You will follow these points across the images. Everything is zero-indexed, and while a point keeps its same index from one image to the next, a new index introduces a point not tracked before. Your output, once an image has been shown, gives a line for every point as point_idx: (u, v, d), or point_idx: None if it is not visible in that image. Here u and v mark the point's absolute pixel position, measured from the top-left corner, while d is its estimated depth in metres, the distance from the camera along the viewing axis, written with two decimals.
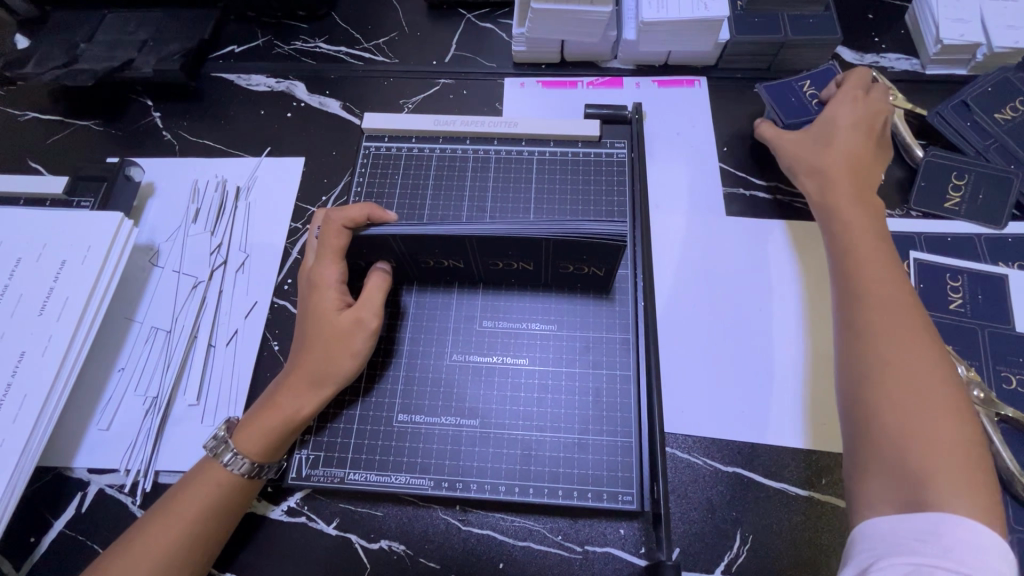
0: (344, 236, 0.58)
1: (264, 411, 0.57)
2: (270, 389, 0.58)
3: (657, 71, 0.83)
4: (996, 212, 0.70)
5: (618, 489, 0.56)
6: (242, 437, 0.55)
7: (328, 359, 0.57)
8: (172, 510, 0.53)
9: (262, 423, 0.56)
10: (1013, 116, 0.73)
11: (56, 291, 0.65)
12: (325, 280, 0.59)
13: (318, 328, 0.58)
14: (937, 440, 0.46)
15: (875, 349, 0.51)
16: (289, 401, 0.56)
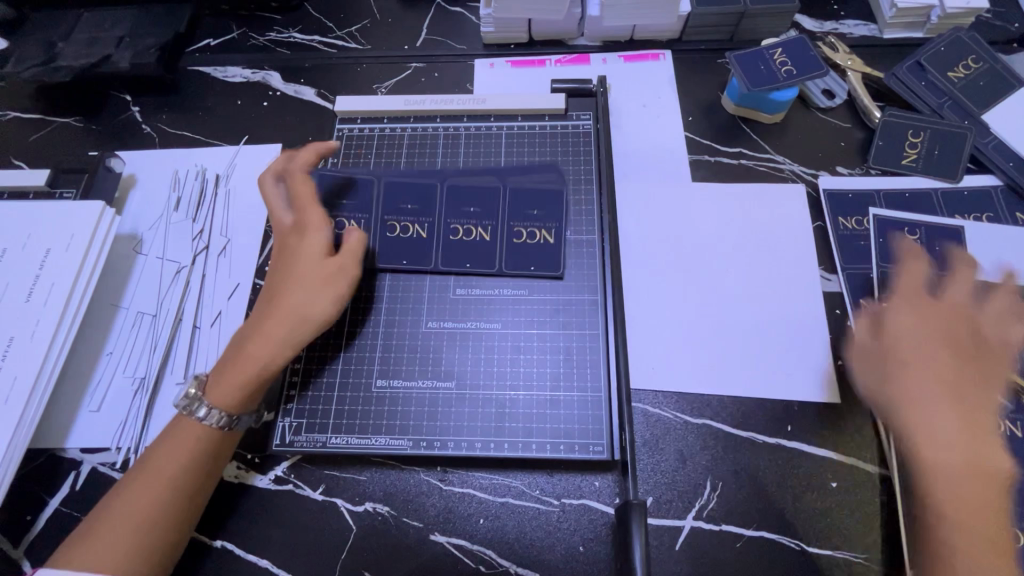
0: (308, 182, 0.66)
1: (233, 363, 0.58)
2: (236, 343, 0.59)
3: (623, 46, 0.85)
4: (951, 166, 0.72)
5: (589, 440, 0.59)
6: (215, 391, 0.57)
7: (305, 300, 0.59)
8: (145, 473, 0.54)
9: (233, 375, 0.57)
10: (965, 74, 0.76)
11: (42, 278, 0.67)
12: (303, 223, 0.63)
13: (298, 271, 0.60)
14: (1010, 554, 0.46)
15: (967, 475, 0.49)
16: (258, 347, 0.57)
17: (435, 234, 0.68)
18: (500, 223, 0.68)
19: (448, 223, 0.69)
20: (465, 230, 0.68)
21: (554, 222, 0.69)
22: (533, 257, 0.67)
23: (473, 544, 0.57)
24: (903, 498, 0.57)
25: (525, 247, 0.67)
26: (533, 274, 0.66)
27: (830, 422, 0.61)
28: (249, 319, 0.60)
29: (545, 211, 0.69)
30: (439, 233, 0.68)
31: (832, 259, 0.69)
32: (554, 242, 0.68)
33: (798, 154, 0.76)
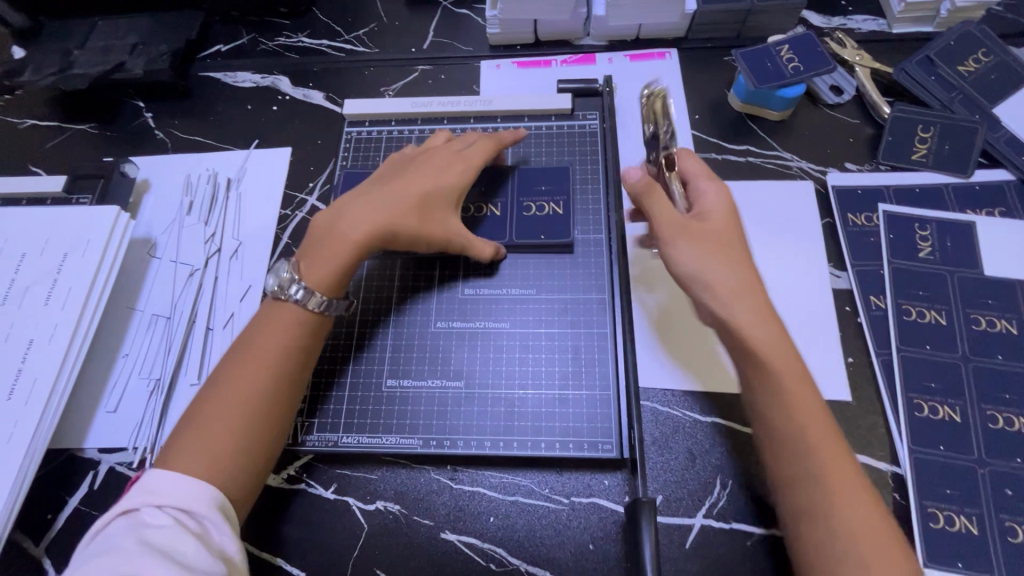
0: (492, 145, 0.69)
1: (332, 231, 0.60)
2: (340, 208, 0.61)
3: (629, 45, 0.85)
4: (962, 160, 0.72)
5: (598, 439, 0.59)
6: (311, 266, 0.58)
7: (409, 220, 0.60)
8: (229, 366, 0.55)
9: (329, 249, 0.59)
10: (976, 68, 0.76)
11: (59, 282, 0.69)
12: (445, 159, 0.66)
13: (429, 193, 0.62)
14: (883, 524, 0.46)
15: (801, 419, 0.49)
16: (353, 229, 0.59)
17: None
18: (509, 199, 0.71)
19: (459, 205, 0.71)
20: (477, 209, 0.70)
21: (562, 197, 0.71)
22: (541, 226, 0.69)
23: (484, 543, 0.57)
24: (915, 495, 0.57)
25: (535, 219, 0.69)
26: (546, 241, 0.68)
27: (840, 419, 0.61)
28: (355, 194, 0.63)
29: (553, 186, 0.71)
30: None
31: (841, 255, 0.69)
32: (564, 212, 0.70)
33: (807, 151, 0.76)
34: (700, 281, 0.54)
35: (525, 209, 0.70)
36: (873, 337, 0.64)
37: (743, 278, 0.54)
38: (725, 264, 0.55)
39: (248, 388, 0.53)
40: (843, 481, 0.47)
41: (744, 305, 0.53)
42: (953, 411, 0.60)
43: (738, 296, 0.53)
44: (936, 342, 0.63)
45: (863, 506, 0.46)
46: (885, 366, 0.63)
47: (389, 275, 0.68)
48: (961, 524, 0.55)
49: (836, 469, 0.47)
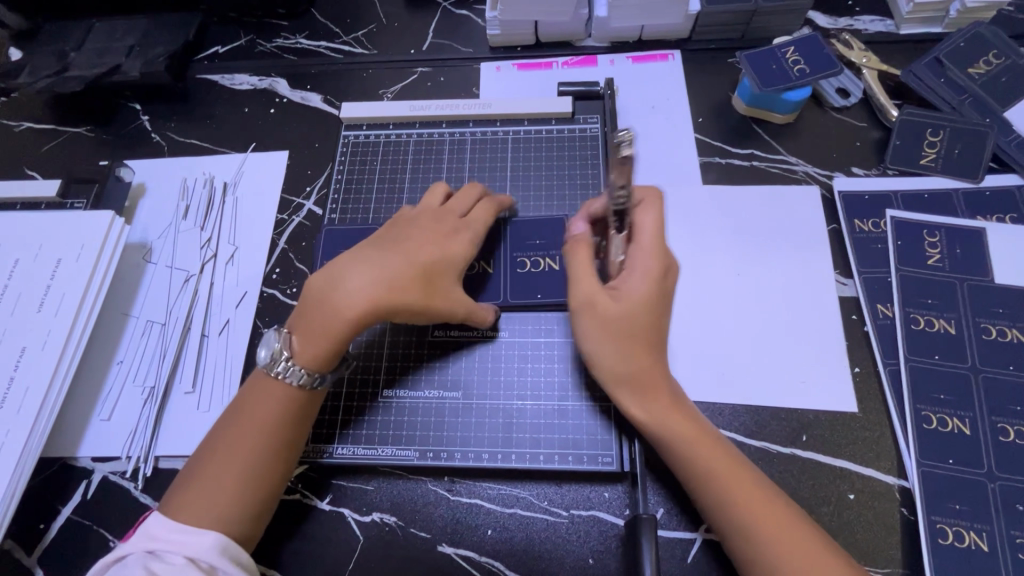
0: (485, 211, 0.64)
1: (325, 308, 0.55)
2: (334, 279, 0.56)
3: (631, 46, 0.83)
4: (972, 164, 0.70)
5: (598, 451, 0.58)
6: (305, 342, 0.54)
7: (408, 293, 0.55)
8: (228, 431, 0.54)
9: (323, 325, 0.54)
10: (987, 70, 0.74)
11: (53, 288, 0.68)
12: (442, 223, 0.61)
13: (425, 260, 0.57)
14: (818, 554, 0.46)
15: (699, 462, 0.51)
16: (349, 305, 0.54)
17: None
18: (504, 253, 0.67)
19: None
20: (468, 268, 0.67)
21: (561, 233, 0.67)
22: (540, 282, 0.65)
23: (482, 556, 0.56)
24: (923, 510, 0.55)
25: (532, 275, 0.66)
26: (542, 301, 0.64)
27: (847, 431, 0.60)
28: (351, 256, 0.57)
29: (547, 238, 0.68)
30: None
31: (848, 262, 0.68)
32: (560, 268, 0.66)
33: (812, 155, 0.74)
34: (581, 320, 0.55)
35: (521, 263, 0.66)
36: (880, 347, 0.63)
37: (641, 312, 0.53)
38: (628, 298, 0.53)
39: (242, 452, 0.52)
40: (756, 510, 0.48)
41: (624, 339, 0.53)
42: (962, 423, 0.58)
43: (615, 334, 0.53)
44: (945, 353, 0.61)
45: (784, 535, 0.47)
46: (892, 376, 0.61)
47: (379, 342, 0.64)
48: (970, 541, 0.53)
49: (750, 509, 0.48)
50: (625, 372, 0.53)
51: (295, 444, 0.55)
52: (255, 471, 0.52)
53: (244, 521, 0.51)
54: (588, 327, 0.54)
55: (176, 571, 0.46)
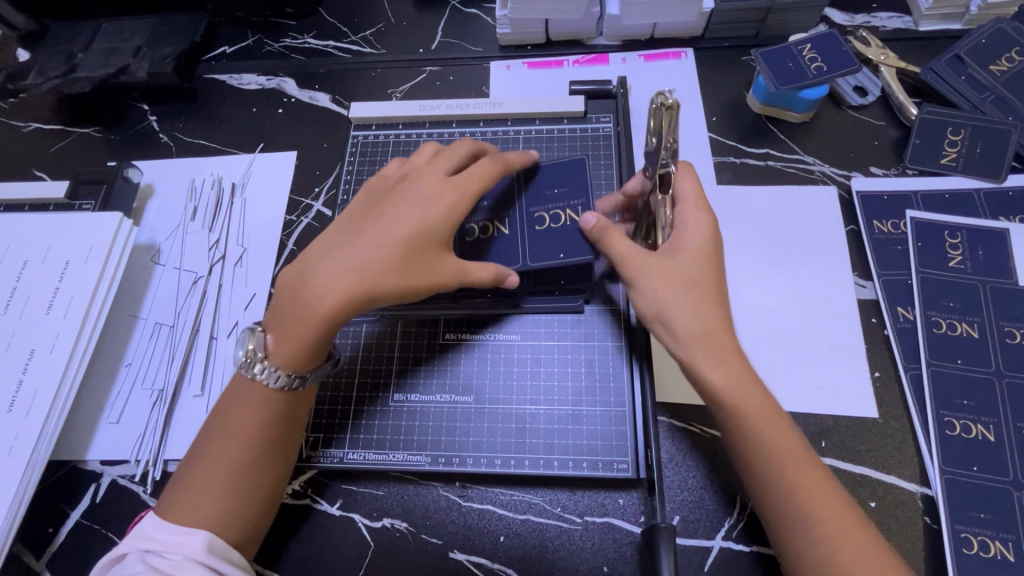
0: (487, 173, 0.59)
1: (299, 304, 0.53)
2: (309, 275, 0.54)
3: (643, 45, 0.82)
4: (994, 164, 0.68)
5: (613, 457, 0.57)
6: (278, 341, 0.53)
7: (387, 276, 0.53)
8: (213, 434, 0.52)
9: (296, 324, 0.52)
10: (1009, 67, 0.72)
11: (61, 290, 0.67)
12: (431, 196, 0.57)
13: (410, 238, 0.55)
14: (858, 531, 0.46)
15: (765, 432, 0.48)
16: (322, 300, 0.52)
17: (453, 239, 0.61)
18: (519, 213, 0.62)
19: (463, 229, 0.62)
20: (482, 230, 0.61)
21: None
22: (562, 240, 0.59)
23: (495, 563, 0.55)
24: (947, 519, 0.54)
25: (552, 233, 0.60)
26: (565, 260, 0.58)
27: (867, 437, 0.59)
28: (319, 249, 0.55)
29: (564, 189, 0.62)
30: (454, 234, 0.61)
31: (867, 264, 0.66)
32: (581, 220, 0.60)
33: (829, 155, 0.73)
34: (639, 285, 0.53)
35: (539, 221, 0.61)
36: (901, 352, 0.61)
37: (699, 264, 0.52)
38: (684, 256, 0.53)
39: (230, 461, 0.51)
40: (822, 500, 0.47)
41: (690, 295, 0.51)
42: (986, 430, 0.57)
43: (682, 292, 0.51)
44: (969, 357, 0.60)
45: (830, 501, 0.47)
46: (913, 382, 0.60)
47: (389, 340, 0.64)
48: (996, 550, 0.52)
49: (800, 471, 0.48)
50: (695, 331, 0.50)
51: (286, 449, 0.54)
52: (246, 479, 0.51)
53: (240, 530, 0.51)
54: (648, 293, 0.52)
55: (173, 568, 0.45)
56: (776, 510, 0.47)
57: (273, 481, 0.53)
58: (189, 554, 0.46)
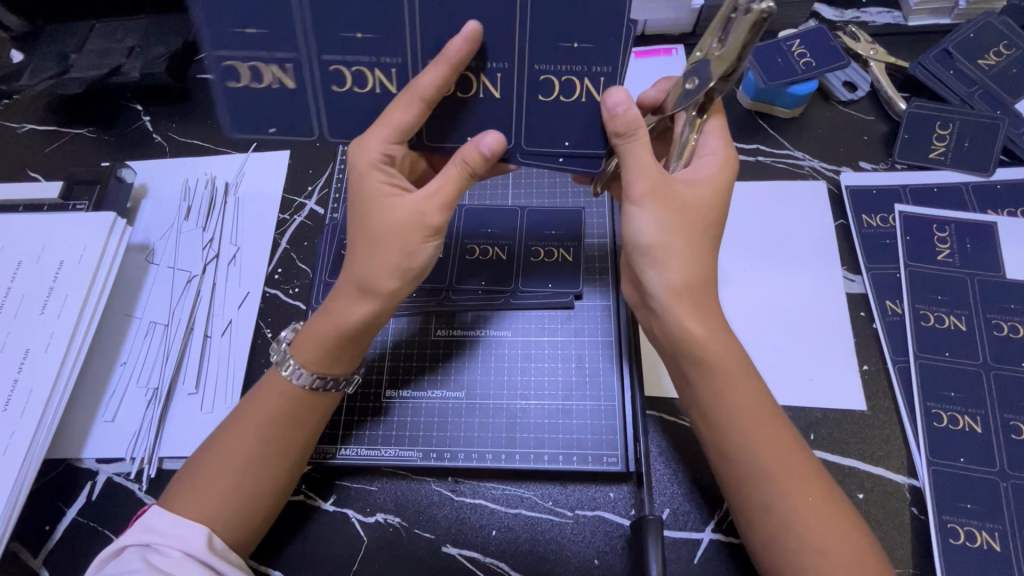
0: (462, 179, 0.53)
1: (353, 347, 0.55)
2: (350, 328, 0.54)
3: (634, 42, 0.83)
4: (981, 158, 0.69)
5: (603, 451, 0.58)
6: (308, 343, 0.55)
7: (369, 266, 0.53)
8: (224, 434, 0.53)
9: (324, 331, 0.54)
10: (997, 61, 0.73)
11: (56, 290, 0.68)
12: (420, 258, 0.54)
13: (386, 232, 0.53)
14: (840, 520, 0.46)
15: (743, 419, 0.49)
16: (347, 311, 0.54)
17: (304, 79, 0.58)
18: (518, 69, 0.53)
19: (336, 63, 0.57)
20: (368, 70, 0.57)
21: (573, 240, 0.68)
22: (565, 129, 0.56)
23: (487, 557, 0.56)
24: (934, 510, 0.54)
25: (552, 115, 0.55)
26: (561, 167, 0.57)
27: (855, 429, 0.59)
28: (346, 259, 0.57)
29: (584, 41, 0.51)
30: (316, 66, 0.57)
31: (855, 258, 0.67)
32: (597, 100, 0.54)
33: (818, 150, 0.73)
34: (642, 206, 0.52)
35: (541, 89, 0.54)
36: (889, 344, 0.62)
37: (707, 206, 0.53)
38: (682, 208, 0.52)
39: (226, 466, 0.51)
40: (806, 494, 0.47)
41: (696, 229, 0.52)
42: (974, 421, 0.57)
43: (681, 234, 0.52)
44: (956, 349, 0.60)
45: (807, 488, 0.47)
46: (901, 374, 0.60)
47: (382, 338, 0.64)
48: (982, 540, 0.53)
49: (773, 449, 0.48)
50: (690, 272, 0.51)
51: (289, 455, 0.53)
52: (241, 496, 0.51)
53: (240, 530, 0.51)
54: (654, 223, 0.52)
55: (174, 566, 0.46)
56: (762, 501, 0.47)
57: (270, 493, 0.52)
58: (187, 550, 0.47)
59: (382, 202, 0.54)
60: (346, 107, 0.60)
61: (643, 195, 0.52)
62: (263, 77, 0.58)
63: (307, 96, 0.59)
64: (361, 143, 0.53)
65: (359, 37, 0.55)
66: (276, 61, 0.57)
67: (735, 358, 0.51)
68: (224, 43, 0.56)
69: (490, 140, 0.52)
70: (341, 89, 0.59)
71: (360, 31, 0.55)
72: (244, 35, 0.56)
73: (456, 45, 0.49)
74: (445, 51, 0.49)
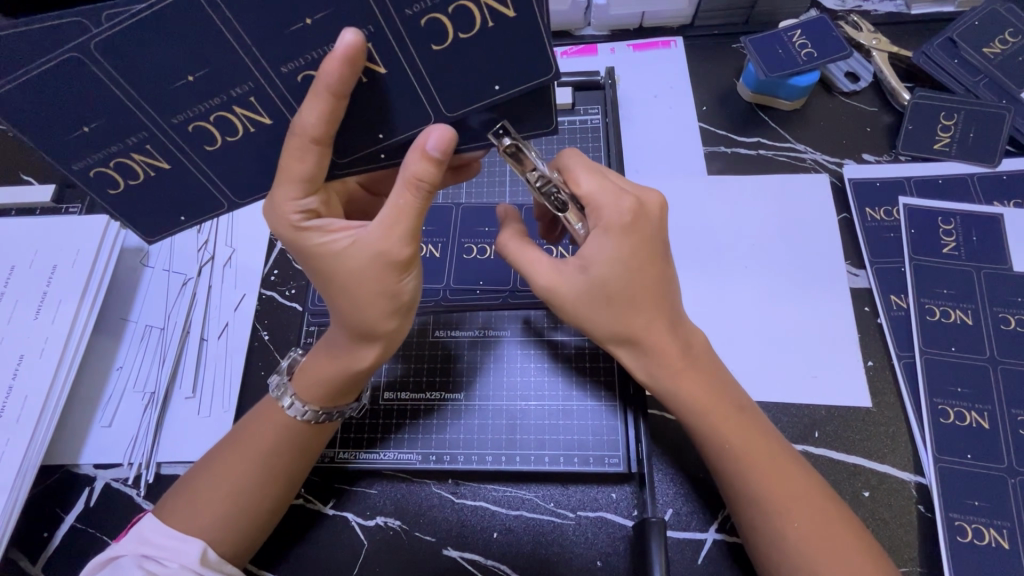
0: (421, 198, 0.46)
1: (364, 380, 0.55)
2: (364, 371, 0.53)
3: (632, 34, 0.81)
4: (987, 148, 0.68)
5: (604, 452, 0.57)
6: (307, 380, 0.53)
7: (352, 321, 0.50)
8: (224, 447, 0.52)
9: (327, 371, 0.52)
10: (1003, 49, 0.72)
11: (50, 295, 0.67)
12: (404, 292, 0.49)
13: (349, 288, 0.48)
14: (837, 525, 0.46)
15: (726, 428, 0.50)
16: (355, 351, 0.52)
17: (176, 154, 0.44)
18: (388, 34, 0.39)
19: (191, 120, 0.42)
20: (229, 111, 0.42)
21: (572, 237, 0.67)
22: (489, 68, 0.42)
23: (488, 560, 0.55)
24: (941, 507, 0.53)
25: (464, 54, 0.41)
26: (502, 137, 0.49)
27: (861, 426, 0.58)
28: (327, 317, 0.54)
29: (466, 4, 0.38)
30: (179, 137, 0.43)
31: (859, 252, 0.66)
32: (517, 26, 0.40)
33: (821, 141, 0.72)
34: (575, 300, 0.52)
35: (431, 34, 0.39)
36: (895, 340, 0.61)
37: (618, 274, 0.50)
38: (590, 264, 0.51)
39: (224, 482, 0.50)
40: (795, 492, 0.48)
41: (608, 305, 0.51)
42: (981, 417, 0.56)
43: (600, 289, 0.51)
44: (963, 344, 0.59)
45: (800, 488, 0.48)
46: (906, 370, 0.59)
47: None
48: (990, 537, 0.52)
49: (761, 462, 0.49)
50: (611, 335, 0.52)
51: (289, 470, 0.52)
52: (240, 514, 0.50)
53: (239, 543, 0.50)
54: (565, 309, 0.53)
55: None
56: (754, 501, 0.48)
57: (270, 508, 0.52)
58: (185, 561, 0.47)
59: (330, 257, 0.48)
60: (238, 166, 0.47)
61: (550, 293, 0.53)
62: (134, 169, 0.44)
63: (191, 172, 0.46)
64: (275, 206, 0.47)
65: (191, 80, 0.39)
66: (131, 148, 0.43)
67: (695, 390, 0.51)
68: (27, 125, 0.39)
69: (434, 138, 0.44)
70: (211, 149, 0.44)
71: (190, 66, 0.38)
72: (82, 134, 0.40)
73: (432, 141, 0.44)
74: (419, 143, 0.44)
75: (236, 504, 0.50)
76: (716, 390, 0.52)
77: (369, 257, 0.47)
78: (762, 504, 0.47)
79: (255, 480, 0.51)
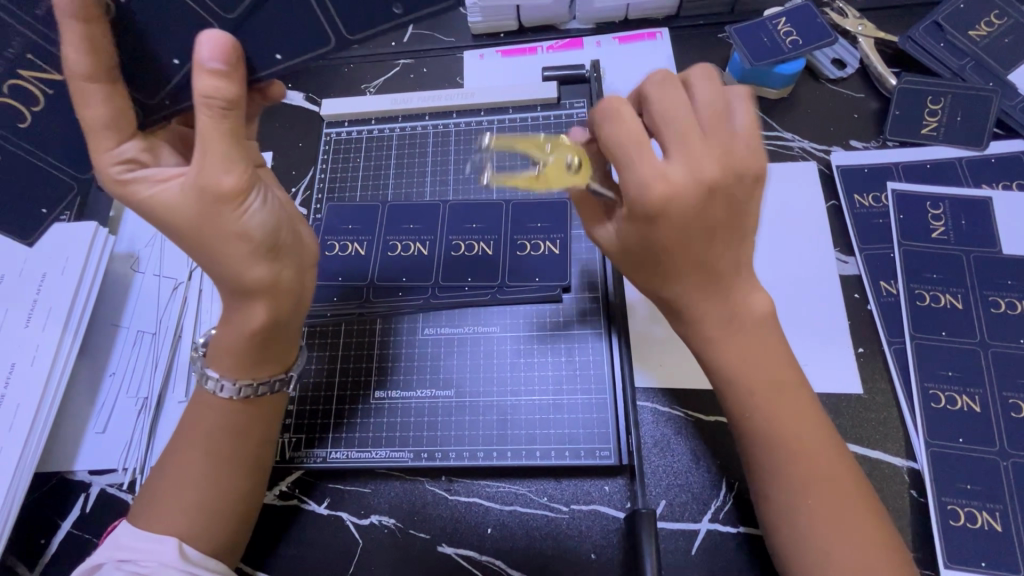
0: (224, 118, 0.43)
1: (285, 344, 0.52)
2: (259, 331, 0.49)
3: (617, 27, 0.81)
4: (975, 131, 0.68)
5: (596, 445, 0.57)
6: (222, 358, 0.51)
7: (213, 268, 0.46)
8: (180, 436, 0.52)
9: (225, 341, 0.50)
10: (989, 32, 0.71)
11: (40, 303, 0.67)
12: (250, 227, 0.45)
13: (192, 234, 0.45)
14: (851, 498, 0.46)
15: (763, 406, 0.48)
16: (244, 312, 0.49)
17: None
18: None
19: None
20: None
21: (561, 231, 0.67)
22: None
23: (483, 555, 0.55)
24: (934, 492, 0.53)
25: None
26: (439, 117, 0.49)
27: (853, 412, 0.58)
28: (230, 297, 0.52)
29: None
30: None
31: (849, 239, 0.65)
32: None
33: (808, 129, 0.72)
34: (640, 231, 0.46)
35: None
36: (885, 326, 0.61)
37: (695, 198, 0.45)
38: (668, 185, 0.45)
39: (188, 472, 0.50)
40: (819, 478, 0.46)
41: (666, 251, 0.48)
42: (973, 401, 0.56)
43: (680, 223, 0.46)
44: (953, 328, 0.59)
45: (823, 467, 0.47)
46: (898, 355, 0.59)
47: (370, 333, 0.64)
48: (983, 521, 0.52)
49: (797, 420, 0.48)
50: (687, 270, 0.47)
51: (240, 453, 0.52)
52: (203, 504, 0.50)
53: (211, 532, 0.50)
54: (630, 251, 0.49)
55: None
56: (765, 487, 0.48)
57: (236, 500, 0.51)
58: (164, 559, 0.46)
59: (161, 206, 0.45)
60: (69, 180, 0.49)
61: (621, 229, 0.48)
62: None
63: None
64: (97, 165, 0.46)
65: None
66: None
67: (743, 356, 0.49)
68: None
69: (210, 51, 0.42)
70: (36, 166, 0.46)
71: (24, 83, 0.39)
72: None
73: (205, 53, 0.42)
74: (195, 61, 0.42)
75: (200, 492, 0.50)
76: (775, 358, 0.50)
77: (195, 195, 0.44)
78: (787, 484, 0.47)
79: (216, 466, 0.51)
